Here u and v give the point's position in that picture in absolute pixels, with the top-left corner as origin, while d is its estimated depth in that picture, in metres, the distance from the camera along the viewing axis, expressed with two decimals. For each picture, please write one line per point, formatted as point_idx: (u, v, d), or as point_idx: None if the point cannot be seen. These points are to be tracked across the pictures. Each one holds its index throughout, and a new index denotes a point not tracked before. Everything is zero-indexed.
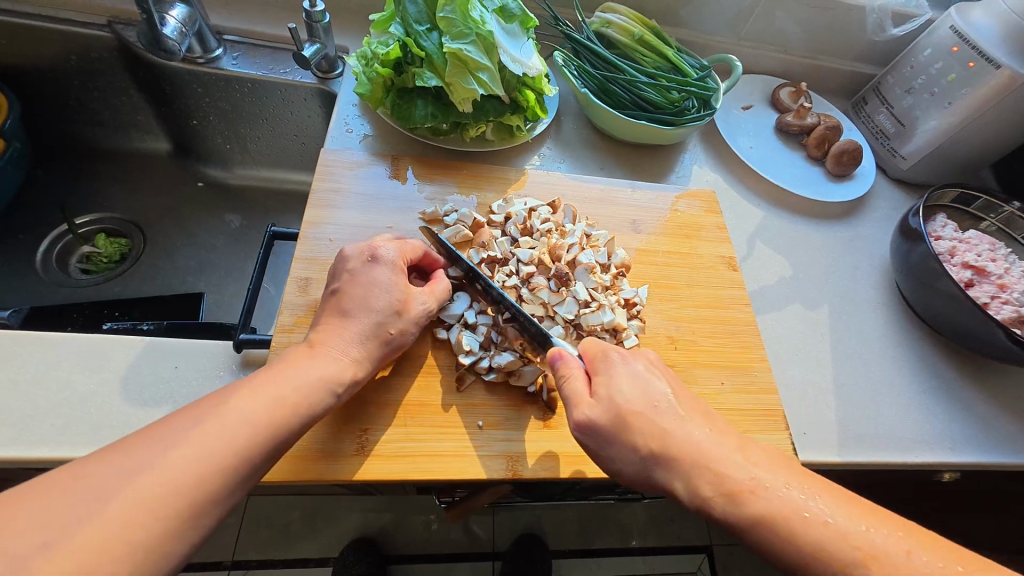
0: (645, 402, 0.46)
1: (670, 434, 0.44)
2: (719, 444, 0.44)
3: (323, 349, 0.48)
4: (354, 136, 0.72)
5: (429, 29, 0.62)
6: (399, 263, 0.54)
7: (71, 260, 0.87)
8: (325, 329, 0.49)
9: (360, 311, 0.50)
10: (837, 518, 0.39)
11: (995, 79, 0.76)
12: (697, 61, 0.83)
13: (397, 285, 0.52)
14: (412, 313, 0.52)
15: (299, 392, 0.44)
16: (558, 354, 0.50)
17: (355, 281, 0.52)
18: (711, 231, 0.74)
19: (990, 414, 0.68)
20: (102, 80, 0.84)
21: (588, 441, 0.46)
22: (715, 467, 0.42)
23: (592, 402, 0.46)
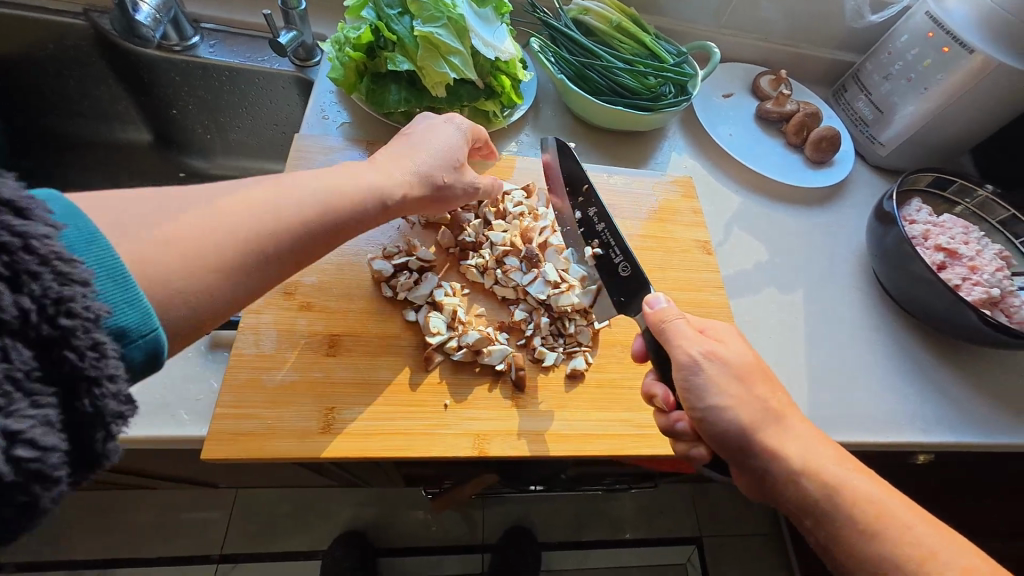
0: (767, 367, 0.49)
1: (788, 406, 0.47)
2: (801, 421, 0.46)
3: (381, 168, 0.52)
4: (331, 123, 0.72)
5: (400, 13, 0.62)
6: (467, 139, 0.60)
7: None
8: (386, 154, 0.54)
9: (426, 155, 0.55)
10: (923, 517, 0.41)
11: (969, 64, 0.76)
12: (675, 47, 0.83)
13: (460, 153, 0.58)
14: (462, 179, 0.58)
15: (356, 185, 0.48)
16: (657, 298, 0.51)
17: (422, 133, 0.57)
18: (687, 216, 0.74)
19: (962, 395, 0.69)
20: (79, 69, 0.84)
21: (712, 370, 0.46)
22: (798, 431, 0.45)
23: (721, 343, 0.48)
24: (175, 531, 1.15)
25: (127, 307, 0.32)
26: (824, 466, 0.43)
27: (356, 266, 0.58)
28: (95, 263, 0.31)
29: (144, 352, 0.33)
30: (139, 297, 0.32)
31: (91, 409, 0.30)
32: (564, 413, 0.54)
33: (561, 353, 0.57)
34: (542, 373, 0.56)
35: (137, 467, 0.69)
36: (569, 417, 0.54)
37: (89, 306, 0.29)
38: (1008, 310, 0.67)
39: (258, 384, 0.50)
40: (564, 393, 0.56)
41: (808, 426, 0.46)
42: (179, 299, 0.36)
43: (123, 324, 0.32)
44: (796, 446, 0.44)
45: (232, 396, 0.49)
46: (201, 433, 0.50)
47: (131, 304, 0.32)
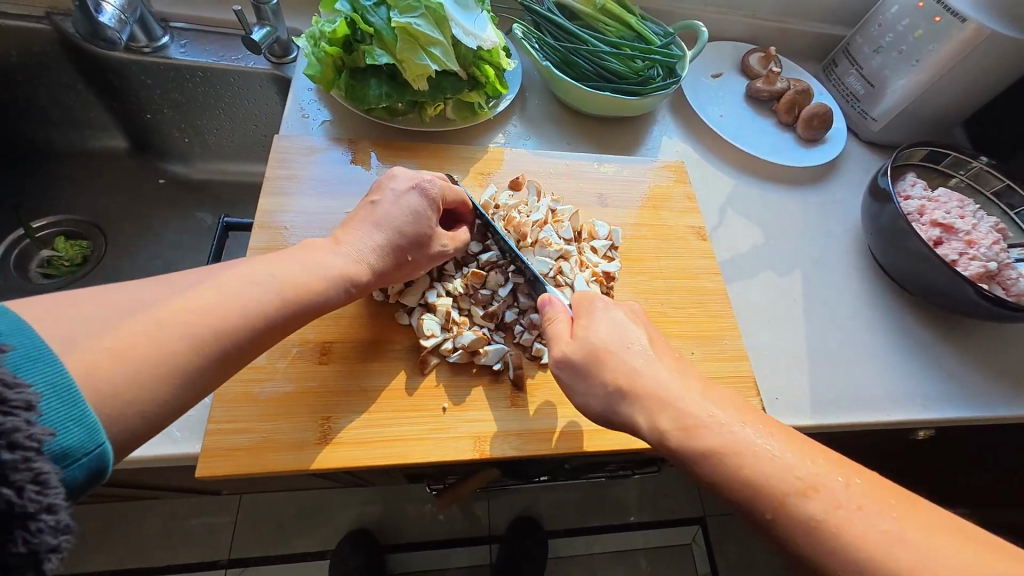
0: (618, 341, 0.48)
1: (637, 374, 0.45)
2: (666, 374, 0.45)
3: (343, 247, 0.51)
4: (311, 122, 0.70)
5: (376, 4, 0.60)
6: (438, 201, 0.55)
7: (31, 265, 0.84)
8: (350, 224, 0.53)
9: (387, 228, 0.52)
10: (766, 441, 0.39)
11: (962, 33, 0.74)
12: (662, 27, 0.81)
13: (428, 222, 0.54)
14: (432, 251, 0.55)
15: (313, 275, 0.47)
16: (546, 300, 0.53)
17: (390, 199, 0.54)
18: (679, 202, 0.73)
19: (961, 370, 0.69)
20: (46, 76, 0.80)
21: (563, 376, 0.49)
22: (648, 388, 0.44)
23: (572, 338, 0.49)
24: (180, 541, 1.14)
25: (70, 427, 0.31)
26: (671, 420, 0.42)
27: None
28: (44, 384, 0.31)
29: (86, 471, 0.31)
30: (90, 418, 0.32)
31: (22, 549, 0.27)
32: (565, 410, 0.54)
33: None
34: (541, 370, 0.56)
35: (135, 481, 0.68)
36: (570, 414, 0.54)
37: (35, 430, 0.28)
38: (1005, 283, 0.67)
39: (251, 397, 0.49)
40: (564, 389, 0.55)
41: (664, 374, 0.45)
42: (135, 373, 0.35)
43: (66, 445, 0.30)
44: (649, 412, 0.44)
45: (225, 410, 0.48)
46: (195, 451, 0.48)
47: (75, 423, 0.31)
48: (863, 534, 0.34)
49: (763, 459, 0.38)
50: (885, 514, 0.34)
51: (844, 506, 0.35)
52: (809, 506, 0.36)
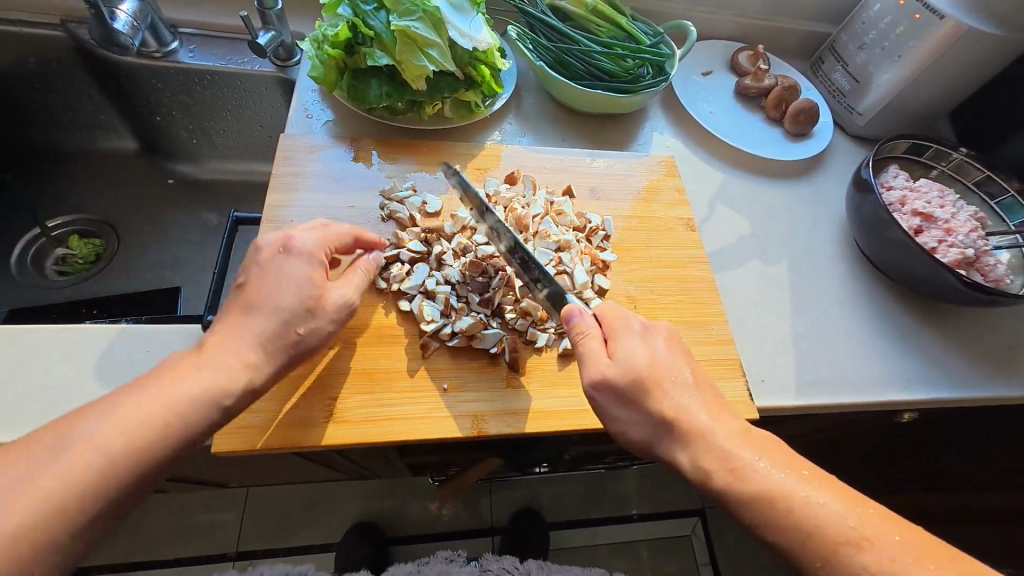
0: (660, 372, 0.49)
1: (683, 408, 0.48)
2: (705, 411, 0.48)
3: (215, 352, 0.45)
4: (315, 121, 0.73)
5: (376, 8, 0.63)
6: (318, 254, 0.52)
7: (47, 263, 0.88)
8: (221, 328, 0.47)
9: (272, 303, 0.48)
10: (813, 494, 0.43)
11: (941, 29, 0.77)
12: (651, 27, 0.84)
13: (311, 279, 0.50)
14: (327, 310, 0.50)
15: (180, 400, 0.42)
16: (574, 312, 0.53)
17: (266, 275, 0.49)
18: (669, 195, 0.76)
19: (942, 354, 0.71)
20: (60, 81, 0.84)
21: (602, 401, 0.50)
22: (693, 427, 0.47)
23: (609, 363, 0.50)
24: (190, 532, 1.17)
25: None
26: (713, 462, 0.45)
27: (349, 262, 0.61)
28: None
29: None
30: None
31: None
32: (558, 391, 0.57)
33: (553, 334, 0.59)
34: (536, 354, 0.59)
35: None
36: (563, 394, 0.56)
37: None
38: (983, 270, 0.70)
39: None
40: (557, 371, 0.58)
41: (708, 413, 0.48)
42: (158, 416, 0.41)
43: None
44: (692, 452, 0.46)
45: None
46: None
47: None
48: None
49: (809, 508, 0.42)
50: (921, 567, 0.39)
51: (887, 557, 0.39)
52: (860, 557, 0.40)
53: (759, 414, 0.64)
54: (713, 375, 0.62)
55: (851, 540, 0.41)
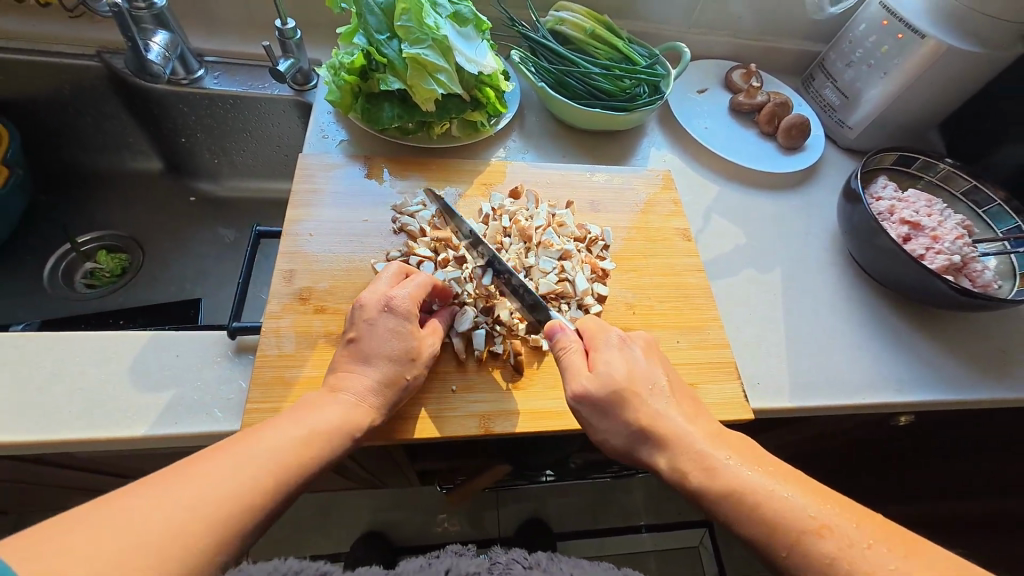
0: (637, 383, 0.54)
1: (659, 415, 0.52)
2: (679, 417, 0.53)
3: (344, 393, 0.51)
4: (331, 141, 0.78)
5: (389, 37, 0.68)
6: (412, 311, 0.56)
7: (76, 276, 0.92)
8: (341, 370, 0.53)
9: (382, 356, 0.53)
10: (778, 487, 0.46)
11: (922, 48, 0.81)
12: (647, 50, 0.89)
13: (410, 333, 0.55)
14: (424, 358, 0.56)
15: (282, 452, 0.44)
16: (557, 328, 0.57)
17: (371, 330, 0.55)
18: (666, 207, 0.79)
19: (935, 358, 0.73)
20: (94, 107, 0.90)
21: (583, 411, 0.53)
22: (675, 435, 0.51)
23: (592, 376, 0.53)
24: None
25: None
26: (694, 466, 0.49)
27: (363, 271, 0.65)
28: None
29: None
30: None
31: None
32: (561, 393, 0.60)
33: None
34: (538, 358, 0.62)
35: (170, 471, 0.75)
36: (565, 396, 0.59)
37: None
38: (971, 275, 0.72)
39: (284, 380, 0.56)
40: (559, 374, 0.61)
41: (686, 422, 0.52)
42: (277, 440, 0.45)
43: None
44: (672, 458, 0.50)
45: (261, 392, 0.54)
46: (233, 428, 0.54)
47: None
48: (844, 558, 0.42)
49: (772, 499, 0.46)
50: (861, 539, 0.43)
51: (850, 543, 0.43)
52: (822, 545, 0.43)
53: (756, 415, 0.67)
54: (709, 377, 0.65)
55: (801, 522, 0.44)
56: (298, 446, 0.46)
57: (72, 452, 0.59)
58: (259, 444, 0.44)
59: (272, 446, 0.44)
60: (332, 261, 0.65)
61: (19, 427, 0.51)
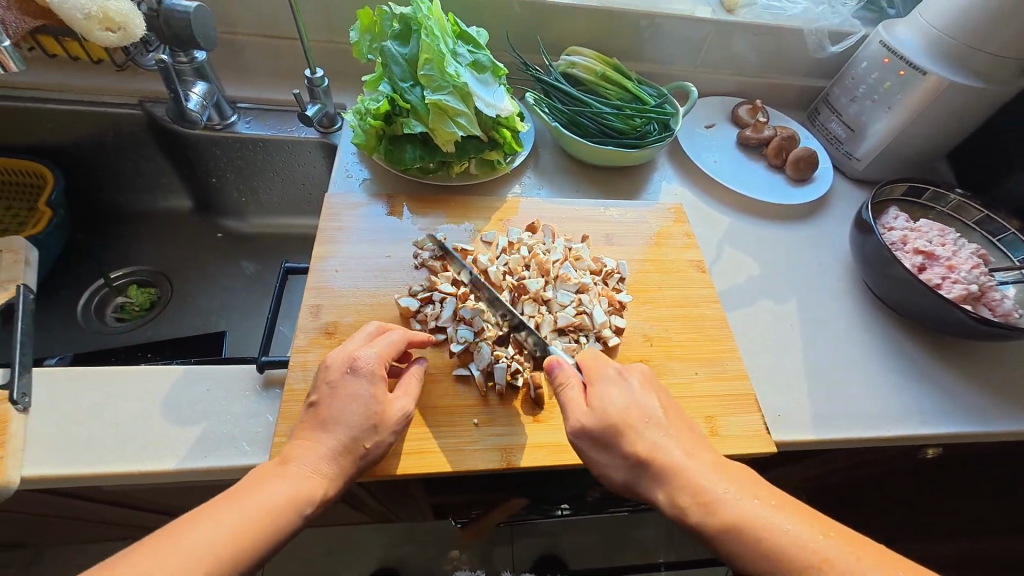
0: (635, 416, 0.54)
1: (657, 447, 0.52)
2: (678, 450, 0.53)
3: (294, 465, 0.48)
4: (354, 180, 0.81)
5: (412, 85, 0.72)
6: (379, 370, 0.55)
7: (107, 310, 0.95)
8: (300, 438, 0.51)
9: (344, 423, 0.51)
10: (778, 520, 0.47)
11: (925, 84, 0.83)
12: (656, 90, 0.93)
13: (375, 397, 0.53)
14: (389, 423, 0.53)
15: (247, 519, 0.44)
16: (555, 364, 0.57)
17: (332, 394, 0.53)
18: (679, 239, 0.81)
19: (958, 388, 0.73)
20: (134, 151, 0.95)
21: (582, 446, 0.53)
22: (675, 470, 0.51)
23: (588, 412, 0.54)
24: None
25: None
26: (695, 501, 0.49)
27: (386, 306, 0.67)
28: None
29: None
30: None
31: None
32: None
33: None
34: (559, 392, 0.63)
35: (190, 505, 0.75)
36: None
37: None
38: (990, 305, 0.72)
39: None
40: None
41: (687, 456, 0.52)
42: (244, 507, 0.44)
43: None
44: (671, 492, 0.50)
45: (288, 425, 0.56)
46: (260, 461, 0.55)
47: None
48: None
49: (777, 533, 0.46)
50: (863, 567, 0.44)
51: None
52: None
53: (778, 448, 0.66)
54: (729, 410, 0.65)
55: (806, 558, 0.45)
56: (239, 528, 0.43)
57: (101, 485, 0.60)
58: (194, 531, 0.42)
59: (238, 514, 0.44)
60: (356, 295, 0.67)
61: (56, 461, 0.53)
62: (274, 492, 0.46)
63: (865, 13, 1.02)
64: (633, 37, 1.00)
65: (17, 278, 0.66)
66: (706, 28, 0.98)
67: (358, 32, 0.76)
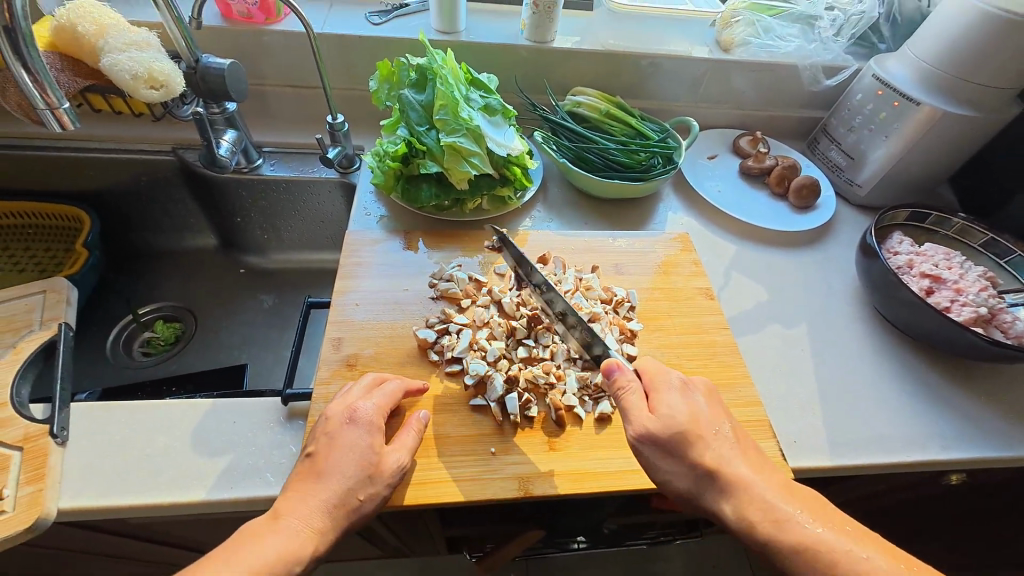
0: (703, 428, 0.55)
1: (723, 459, 0.53)
2: (744, 464, 0.53)
3: (287, 519, 0.48)
4: (372, 218, 0.85)
5: (428, 128, 0.77)
6: (377, 421, 0.56)
7: (134, 345, 0.99)
8: (293, 492, 0.51)
9: (337, 474, 0.51)
10: (836, 535, 0.49)
11: (919, 113, 0.86)
12: (658, 125, 0.97)
13: (372, 447, 0.54)
14: (384, 475, 0.53)
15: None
16: (615, 366, 0.59)
17: (329, 445, 0.53)
18: (687, 267, 0.83)
19: (976, 412, 0.72)
20: (165, 194, 1.01)
21: (649, 453, 0.54)
22: (741, 483, 0.52)
23: (658, 419, 0.55)
24: None
25: None
26: (761, 514, 0.50)
27: (404, 337, 0.69)
28: None
29: None
30: None
31: None
32: (598, 453, 0.61)
33: (589, 401, 0.65)
34: (574, 419, 0.64)
35: (210, 538, 0.76)
36: (600, 456, 0.61)
37: None
38: (1002, 327, 0.72)
39: None
40: (595, 434, 0.63)
41: (755, 472, 0.53)
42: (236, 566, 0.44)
43: None
44: (738, 504, 0.51)
45: None
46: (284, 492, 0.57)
47: None
48: None
49: (829, 543, 0.48)
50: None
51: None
52: None
53: (796, 475, 0.66)
54: (743, 436, 0.65)
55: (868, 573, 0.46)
56: None
57: (129, 518, 0.62)
58: None
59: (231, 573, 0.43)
60: (375, 328, 0.69)
61: (91, 493, 0.55)
62: (267, 548, 0.46)
63: (857, 48, 1.06)
64: (636, 76, 1.05)
65: (59, 316, 0.71)
66: (705, 65, 1.03)
67: (377, 81, 0.82)
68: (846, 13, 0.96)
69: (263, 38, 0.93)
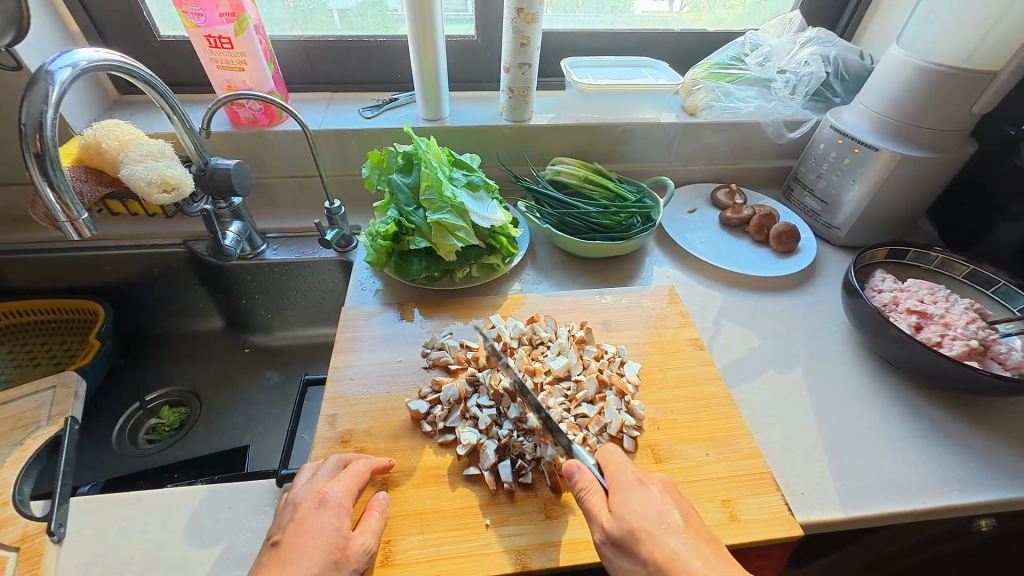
0: (653, 522, 0.53)
1: (676, 556, 0.51)
2: (700, 561, 0.50)
3: None
4: (368, 292, 0.89)
5: (415, 208, 0.83)
6: (346, 504, 0.56)
7: (139, 433, 0.99)
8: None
9: (305, 561, 0.50)
10: None
11: (879, 158, 0.91)
12: (635, 186, 1.03)
13: (340, 531, 0.54)
14: (351, 559, 0.52)
15: None
16: (574, 469, 0.57)
17: (298, 533, 0.53)
18: (675, 319, 0.85)
19: (989, 449, 0.70)
20: (176, 282, 1.07)
21: (605, 550, 0.54)
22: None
23: (610, 512, 0.54)
24: None
25: None
26: None
27: (397, 409, 0.70)
28: None
29: None
30: None
31: None
32: None
33: None
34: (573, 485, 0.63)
35: None
36: None
37: None
38: (998, 358, 0.72)
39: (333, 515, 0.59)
40: None
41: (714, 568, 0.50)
42: None
43: None
44: None
45: None
46: None
47: None
48: None
49: None
50: None
51: None
52: None
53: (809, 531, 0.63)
54: (746, 491, 0.63)
55: None
56: None
57: None
58: None
59: None
60: (370, 401, 0.71)
61: None
62: None
63: (813, 103, 1.13)
64: (613, 142, 1.12)
65: (66, 411, 0.73)
66: (674, 128, 1.11)
67: (368, 168, 0.88)
68: (798, 74, 1.04)
69: (267, 137, 1.02)
